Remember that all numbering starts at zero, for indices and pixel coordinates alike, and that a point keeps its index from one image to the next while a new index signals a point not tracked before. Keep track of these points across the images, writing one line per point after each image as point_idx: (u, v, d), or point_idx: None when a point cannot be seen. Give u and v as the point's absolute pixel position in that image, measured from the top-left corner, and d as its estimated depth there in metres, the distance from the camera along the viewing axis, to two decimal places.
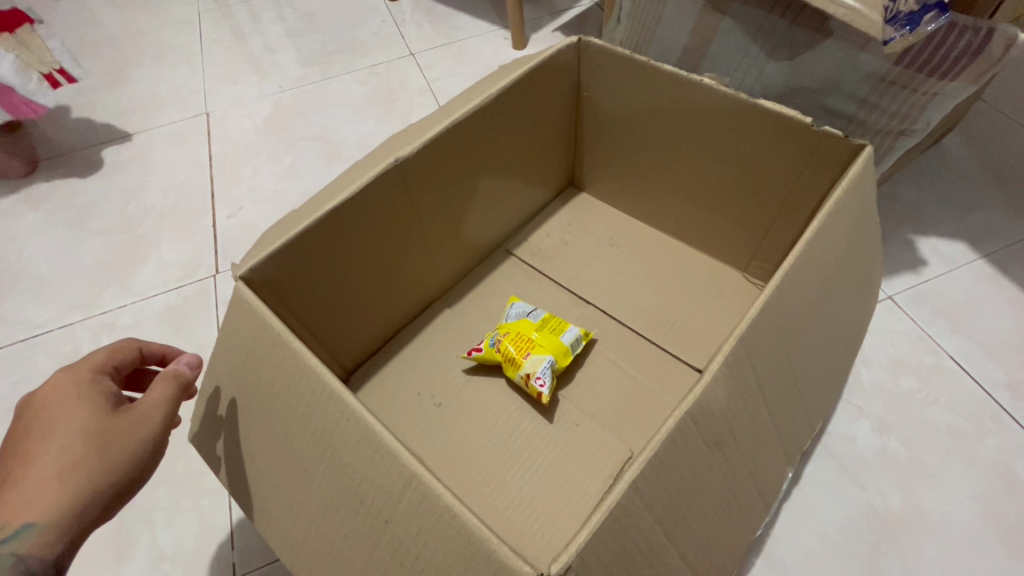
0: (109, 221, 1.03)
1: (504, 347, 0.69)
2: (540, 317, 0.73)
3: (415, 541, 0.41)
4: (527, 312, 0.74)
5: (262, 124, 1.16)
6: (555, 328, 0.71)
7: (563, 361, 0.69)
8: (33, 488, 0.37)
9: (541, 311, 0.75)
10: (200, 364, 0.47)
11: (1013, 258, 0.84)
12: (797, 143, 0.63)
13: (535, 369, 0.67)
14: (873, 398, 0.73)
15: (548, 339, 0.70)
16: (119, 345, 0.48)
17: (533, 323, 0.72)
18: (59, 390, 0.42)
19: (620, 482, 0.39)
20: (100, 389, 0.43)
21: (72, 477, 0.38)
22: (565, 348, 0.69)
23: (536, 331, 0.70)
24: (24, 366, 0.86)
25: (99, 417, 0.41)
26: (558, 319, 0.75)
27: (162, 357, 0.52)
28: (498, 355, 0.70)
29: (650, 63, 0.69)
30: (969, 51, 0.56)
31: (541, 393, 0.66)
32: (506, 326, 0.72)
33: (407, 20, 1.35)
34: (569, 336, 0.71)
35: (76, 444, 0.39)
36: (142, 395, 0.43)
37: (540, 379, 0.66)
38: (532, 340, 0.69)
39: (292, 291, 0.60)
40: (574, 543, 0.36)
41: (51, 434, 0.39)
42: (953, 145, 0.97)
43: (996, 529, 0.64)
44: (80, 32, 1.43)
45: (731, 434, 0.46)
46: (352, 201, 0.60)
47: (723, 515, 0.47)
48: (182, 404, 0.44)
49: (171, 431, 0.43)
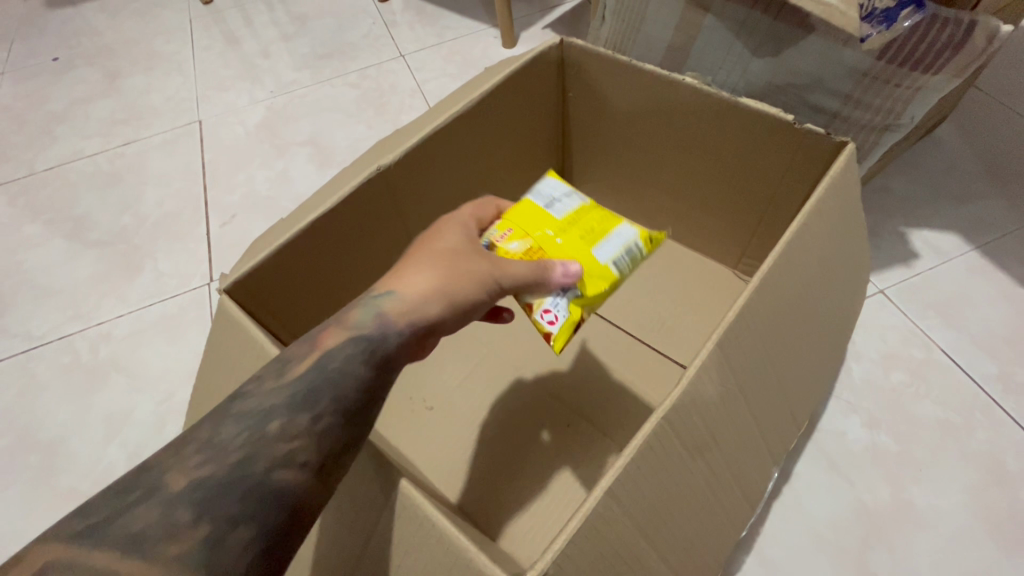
0: (105, 231, 1.04)
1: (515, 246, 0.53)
2: (564, 217, 0.57)
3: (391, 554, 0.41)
4: (549, 204, 0.58)
5: (254, 131, 1.17)
6: (588, 233, 0.56)
7: (592, 292, 0.52)
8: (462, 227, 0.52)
9: (571, 207, 0.59)
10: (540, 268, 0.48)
11: (1006, 249, 0.83)
12: (780, 141, 0.62)
13: (545, 297, 0.51)
14: (863, 393, 0.73)
15: (576, 249, 0.54)
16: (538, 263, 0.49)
17: (555, 223, 0.56)
18: (530, 282, 0.48)
19: (597, 490, 0.39)
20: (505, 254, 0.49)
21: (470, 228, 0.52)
22: (604, 272, 0.53)
23: (558, 234, 0.55)
24: (24, 379, 0.87)
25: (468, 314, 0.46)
26: (596, 220, 0.58)
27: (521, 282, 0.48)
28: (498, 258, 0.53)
29: (631, 62, 0.67)
30: (952, 44, 0.55)
31: (546, 332, 0.51)
32: (513, 223, 0.55)
33: (398, 20, 1.35)
34: (605, 253, 0.55)
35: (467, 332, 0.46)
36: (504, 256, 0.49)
37: (548, 314, 0.51)
38: (550, 244, 0.54)
39: (277, 300, 0.60)
40: (550, 551, 0.36)
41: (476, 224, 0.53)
42: (947, 135, 0.96)
43: (986, 522, 0.64)
44: (74, 43, 1.44)
45: (711, 437, 0.46)
46: (337, 209, 0.59)
47: (706, 519, 0.47)
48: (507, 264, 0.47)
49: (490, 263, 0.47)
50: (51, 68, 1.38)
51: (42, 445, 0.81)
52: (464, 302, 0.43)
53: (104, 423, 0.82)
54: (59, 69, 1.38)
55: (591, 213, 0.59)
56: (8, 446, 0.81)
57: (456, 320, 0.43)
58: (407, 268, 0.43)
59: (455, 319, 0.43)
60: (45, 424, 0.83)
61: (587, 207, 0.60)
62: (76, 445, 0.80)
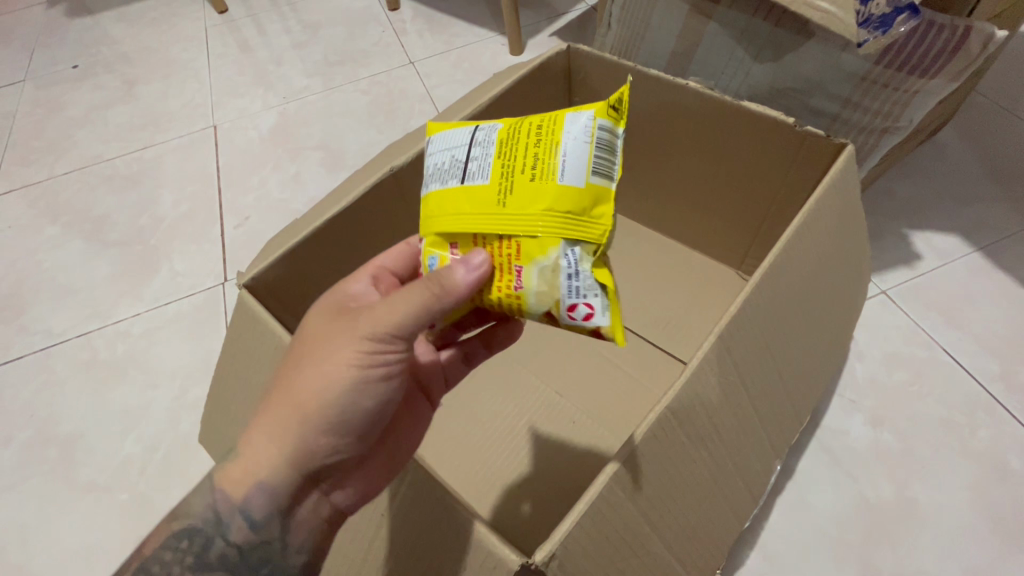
0: (123, 232, 1.07)
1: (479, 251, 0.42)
2: (490, 171, 0.43)
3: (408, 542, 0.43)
4: (466, 175, 0.44)
5: (267, 136, 1.20)
6: (532, 164, 0.41)
7: (596, 234, 0.41)
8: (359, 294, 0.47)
9: (491, 150, 0.44)
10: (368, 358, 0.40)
11: (1007, 251, 0.84)
12: (782, 143, 0.63)
13: (556, 292, 0.39)
14: (866, 392, 0.74)
15: (537, 194, 0.40)
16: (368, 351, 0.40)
17: (490, 185, 0.42)
18: (404, 323, 0.39)
19: (603, 475, 0.40)
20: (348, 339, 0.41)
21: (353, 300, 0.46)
22: (591, 194, 0.41)
23: (499, 198, 0.41)
24: (44, 375, 0.90)
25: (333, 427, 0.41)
26: (516, 144, 0.43)
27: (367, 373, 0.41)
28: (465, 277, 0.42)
29: (636, 68, 0.68)
30: (949, 49, 0.57)
31: (592, 328, 0.40)
32: (444, 226, 0.43)
33: (407, 28, 1.38)
34: (576, 170, 0.40)
35: (393, 399, 0.43)
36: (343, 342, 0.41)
37: (577, 309, 0.39)
38: (503, 214, 0.41)
39: (290, 296, 0.62)
40: (558, 533, 0.38)
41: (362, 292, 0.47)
42: (950, 138, 0.97)
43: (989, 519, 0.65)
44: (93, 50, 1.49)
45: (714, 428, 0.48)
46: (351, 209, 0.61)
47: (708, 507, 0.49)
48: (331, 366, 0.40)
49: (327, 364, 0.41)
50: (71, 75, 1.42)
51: (61, 439, 0.83)
52: (331, 414, 0.40)
53: (122, 418, 0.84)
54: (80, 75, 1.42)
55: (517, 144, 0.43)
56: (28, 440, 0.84)
57: (342, 422, 0.41)
58: (259, 409, 0.42)
59: (341, 423, 0.41)
60: (64, 418, 0.85)
61: (504, 132, 0.45)
62: (94, 439, 0.83)
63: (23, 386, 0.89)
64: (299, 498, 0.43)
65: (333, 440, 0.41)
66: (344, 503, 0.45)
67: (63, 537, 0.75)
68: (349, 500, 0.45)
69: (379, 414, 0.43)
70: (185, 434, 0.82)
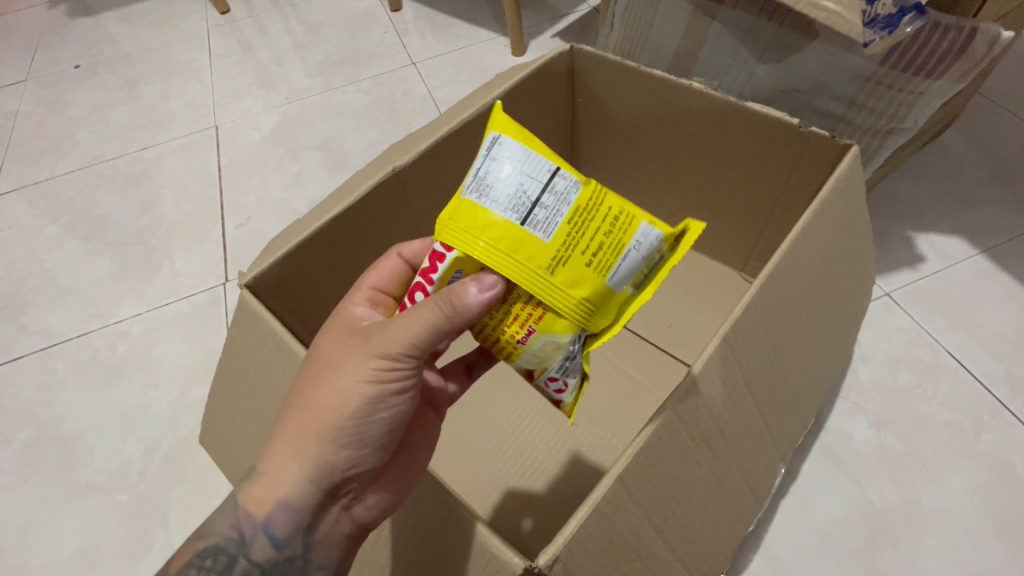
0: (124, 232, 1.07)
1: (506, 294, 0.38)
2: (556, 233, 0.37)
3: (411, 542, 0.43)
4: (525, 215, 0.36)
5: (269, 136, 1.19)
6: (595, 250, 0.37)
7: (604, 329, 0.40)
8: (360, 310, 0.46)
9: (565, 209, 0.37)
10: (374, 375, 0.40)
11: (1012, 253, 0.84)
12: (786, 145, 0.62)
13: (548, 364, 0.40)
14: (870, 395, 0.73)
15: (583, 281, 0.37)
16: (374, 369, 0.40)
17: (548, 248, 0.37)
18: (417, 339, 0.39)
19: (606, 478, 0.40)
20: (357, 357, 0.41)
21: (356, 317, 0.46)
22: (619, 299, 0.40)
23: (550, 266, 0.37)
24: (44, 375, 0.89)
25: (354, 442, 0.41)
26: (591, 218, 0.38)
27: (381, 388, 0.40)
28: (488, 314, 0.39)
29: (640, 69, 0.67)
30: (954, 50, 0.56)
31: (555, 398, 0.43)
32: (488, 256, 0.36)
33: (409, 29, 1.38)
34: (625, 276, 0.39)
35: (409, 411, 0.43)
36: (350, 361, 0.40)
37: (554, 381, 0.41)
38: (545, 283, 0.37)
39: (292, 296, 0.61)
40: (562, 536, 0.37)
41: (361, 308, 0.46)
42: (953, 141, 0.97)
43: (995, 524, 0.64)
44: (95, 51, 1.49)
45: (718, 430, 0.47)
46: (353, 208, 0.60)
47: (712, 510, 0.48)
48: (344, 385, 0.40)
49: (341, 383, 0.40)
50: (72, 75, 1.42)
51: (61, 440, 0.83)
52: (348, 429, 0.40)
53: (122, 418, 0.84)
54: (81, 76, 1.42)
55: (590, 213, 0.38)
56: (28, 440, 0.83)
57: (360, 436, 0.41)
58: (276, 431, 0.42)
59: (360, 437, 0.41)
60: (64, 419, 0.85)
61: (585, 195, 0.38)
62: (94, 440, 0.82)
63: (23, 386, 0.89)
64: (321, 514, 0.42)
65: (353, 455, 0.41)
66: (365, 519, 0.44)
67: (62, 538, 0.75)
68: (370, 513, 0.43)
69: (397, 425, 0.42)
70: (185, 435, 0.81)
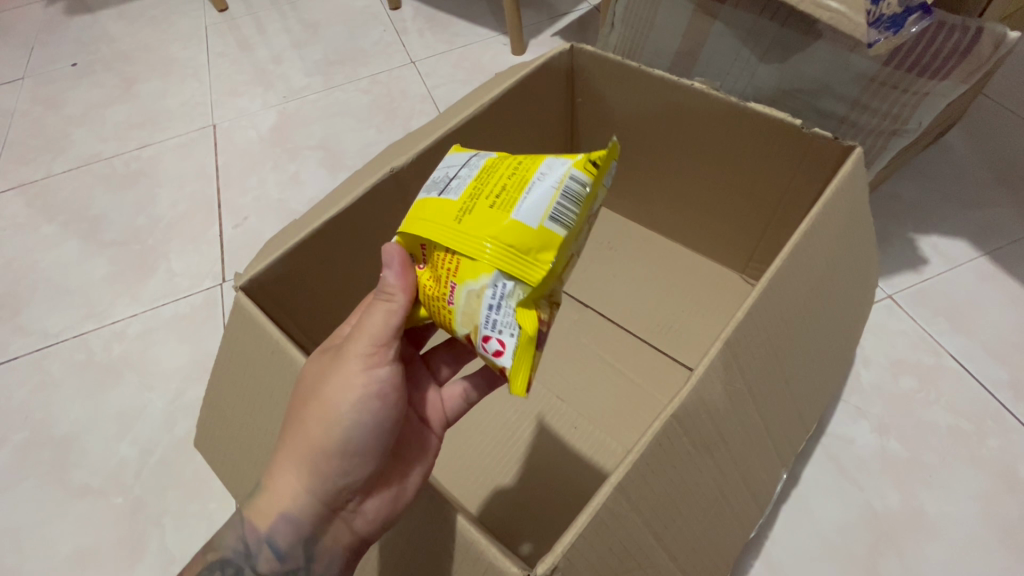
0: (121, 232, 1.06)
1: (428, 259, 0.42)
2: (463, 190, 0.43)
3: (416, 550, 0.42)
4: (439, 187, 0.44)
5: (267, 136, 1.19)
6: (499, 194, 0.41)
7: (535, 275, 0.39)
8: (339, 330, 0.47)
9: (472, 174, 0.44)
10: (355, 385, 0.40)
11: (1015, 255, 0.83)
12: (789, 146, 0.61)
13: (477, 320, 0.39)
14: (872, 399, 0.73)
15: (489, 222, 0.40)
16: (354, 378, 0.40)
17: (455, 204, 0.42)
18: (382, 331, 0.41)
19: (606, 484, 0.39)
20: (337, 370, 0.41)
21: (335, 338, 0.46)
22: (541, 237, 0.39)
23: (458, 215, 0.41)
24: (40, 376, 0.89)
25: (345, 454, 0.41)
26: (496, 173, 0.43)
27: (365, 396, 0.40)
28: (419, 286, 0.43)
29: (640, 68, 0.66)
30: (960, 50, 0.56)
31: (499, 366, 0.39)
32: (408, 228, 0.43)
33: (408, 28, 1.37)
34: (533, 209, 0.39)
35: (398, 415, 0.42)
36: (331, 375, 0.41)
37: (489, 342, 0.39)
38: (454, 231, 0.40)
39: (288, 297, 0.60)
40: (560, 545, 0.37)
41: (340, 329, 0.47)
42: (956, 142, 0.96)
43: (998, 530, 0.64)
44: (93, 49, 1.48)
45: (719, 435, 0.47)
46: (350, 209, 0.59)
47: (713, 517, 0.48)
48: (328, 399, 0.40)
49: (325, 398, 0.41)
50: (69, 73, 1.41)
51: (56, 441, 0.82)
52: (338, 437, 0.40)
53: (118, 420, 0.83)
54: (78, 74, 1.41)
55: (497, 172, 0.43)
56: (23, 442, 0.83)
57: (351, 444, 0.41)
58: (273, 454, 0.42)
59: (351, 445, 0.41)
60: (59, 421, 0.84)
61: (493, 162, 0.45)
62: (89, 442, 0.81)
63: (17, 388, 0.88)
64: (325, 527, 0.41)
65: (347, 465, 0.41)
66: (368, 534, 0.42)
67: (56, 542, 0.74)
68: (372, 526, 0.42)
69: (388, 430, 0.42)
70: (181, 437, 0.81)
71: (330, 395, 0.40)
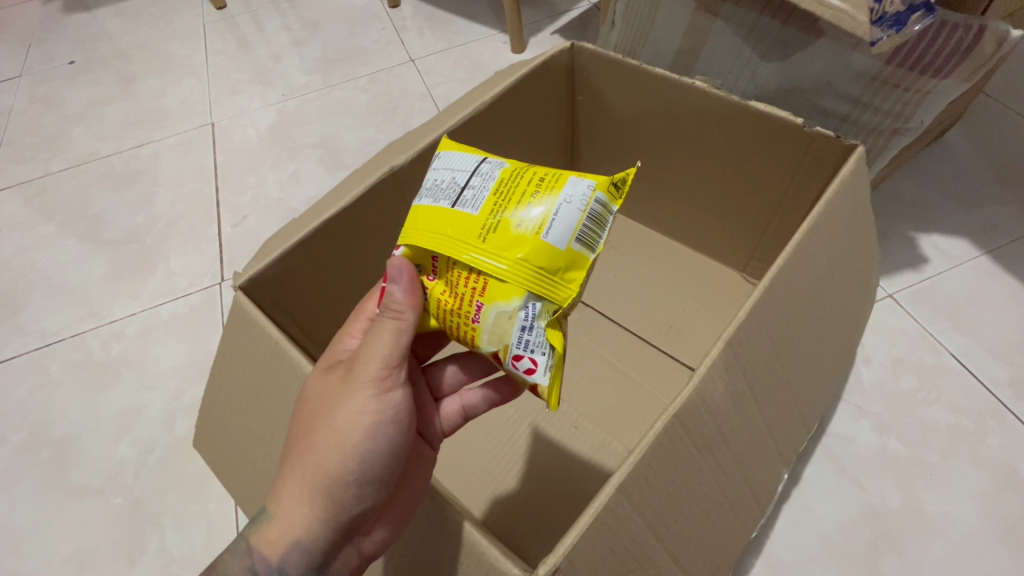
0: (119, 231, 1.06)
1: (447, 276, 0.41)
2: (482, 205, 0.41)
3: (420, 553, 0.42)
4: (455, 199, 0.43)
5: (266, 134, 1.18)
6: (521, 211, 0.40)
7: (562, 295, 0.39)
8: (338, 347, 0.46)
9: (489, 186, 0.43)
10: (367, 408, 0.40)
11: (1016, 254, 0.83)
12: (791, 144, 0.61)
13: (507, 340, 0.39)
14: (872, 398, 0.73)
15: (515, 242, 0.39)
16: (366, 402, 0.40)
17: (477, 220, 0.41)
18: (391, 350, 0.41)
19: (608, 485, 0.39)
20: (346, 394, 0.41)
21: (335, 356, 0.46)
22: (568, 258, 0.40)
23: (481, 234, 0.40)
24: (38, 376, 0.88)
25: (357, 478, 0.40)
26: (515, 185, 0.42)
27: (377, 419, 0.40)
28: (437, 302, 0.42)
29: (641, 66, 0.66)
30: (962, 48, 0.55)
31: (531, 384, 0.40)
32: (424, 242, 0.42)
33: (407, 26, 1.36)
34: (562, 231, 0.39)
35: (407, 432, 0.42)
36: (341, 400, 0.40)
37: (521, 361, 0.39)
38: (480, 250, 0.40)
39: (287, 297, 0.60)
40: (562, 546, 0.36)
41: (340, 346, 0.46)
42: (956, 141, 0.96)
43: (998, 529, 0.64)
44: (90, 47, 1.47)
45: (721, 436, 0.46)
46: (350, 208, 0.59)
47: (714, 517, 0.48)
48: (340, 423, 0.40)
49: (335, 422, 0.40)
50: (66, 71, 1.41)
51: (54, 441, 0.82)
52: (352, 461, 0.40)
53: (117, 419, 0.83)
54: (76, 72, 1.40)
55: (515, 184, 0.42)
56: (21, 442, 0.82)
57: (362, 465, 0.40)
58: (279, 478, 0.41)
59: (361, 466, 0.40)
60: (57, 421, 0.84)
61: (507, 173, 0.44)
62: (88, 442, 0.81)
63: (15, 388, 0.87)
64: (334, 550, 0.41)
65: (358, 486, 0.40)
66: (377, 551, 0.42)
67: (55, 542, 0.74)
68: (381, 545, 0.42)
69: (398, 448, 0.42)
70: (180, 437, 0.80)
71: (343, 419, 0.40)
